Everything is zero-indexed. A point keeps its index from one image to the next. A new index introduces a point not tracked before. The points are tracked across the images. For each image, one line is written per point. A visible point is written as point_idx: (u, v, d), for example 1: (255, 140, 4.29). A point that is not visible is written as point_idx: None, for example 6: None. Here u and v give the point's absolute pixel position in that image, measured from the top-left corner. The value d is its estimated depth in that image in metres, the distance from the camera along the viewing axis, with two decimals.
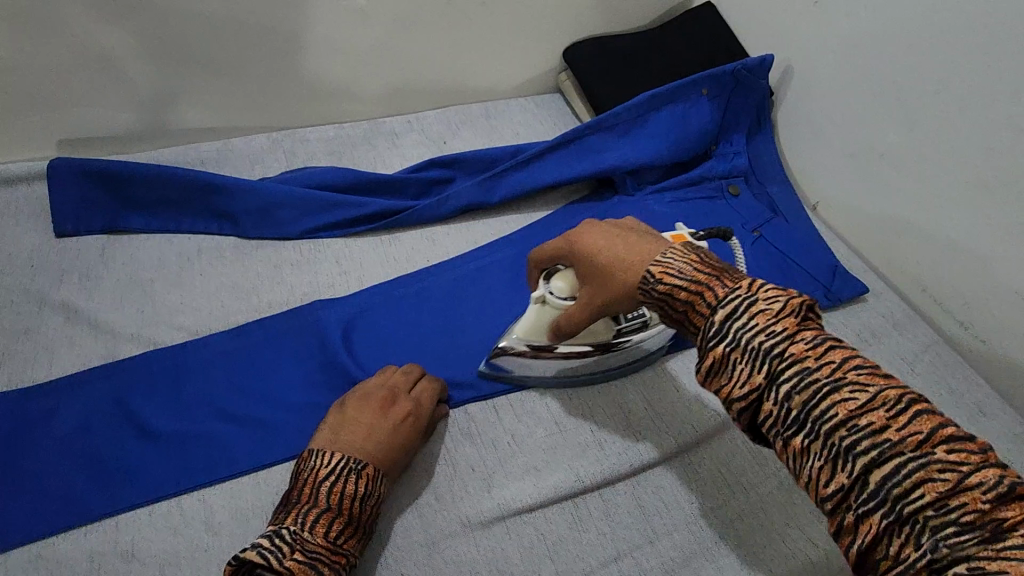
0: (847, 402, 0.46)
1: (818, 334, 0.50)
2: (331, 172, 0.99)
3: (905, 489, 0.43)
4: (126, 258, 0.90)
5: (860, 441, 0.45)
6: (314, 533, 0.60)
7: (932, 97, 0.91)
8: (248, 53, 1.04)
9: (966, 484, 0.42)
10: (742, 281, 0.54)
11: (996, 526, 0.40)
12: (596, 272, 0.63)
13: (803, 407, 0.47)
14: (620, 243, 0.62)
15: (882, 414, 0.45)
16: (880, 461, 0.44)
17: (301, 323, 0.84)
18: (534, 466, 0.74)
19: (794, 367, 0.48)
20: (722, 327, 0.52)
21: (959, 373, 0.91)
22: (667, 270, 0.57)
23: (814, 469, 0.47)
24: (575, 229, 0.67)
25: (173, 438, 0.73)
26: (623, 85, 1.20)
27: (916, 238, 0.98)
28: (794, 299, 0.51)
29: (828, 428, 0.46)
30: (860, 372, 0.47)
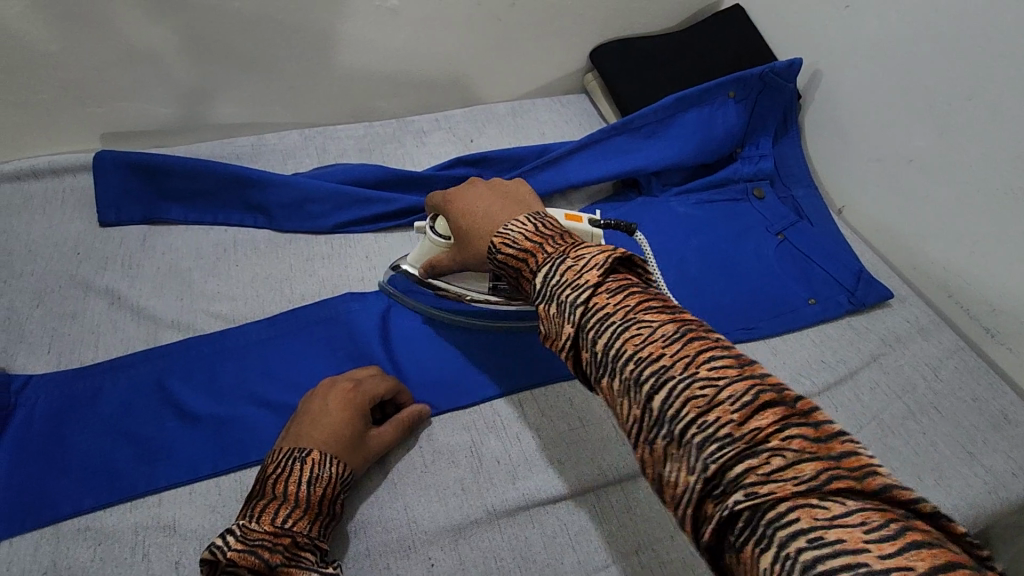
0: (634, 338, 0.49)
1: (621, 281, 0.53)
2: (361, 168, 1.02)
3: (678, 411, 0.45)
4: (165, 247, 0.94)
5: (645, 375, 0.47)
6: (261, 523, 0.58)
7: (964, 103, 0.91)
8: (283, 51, 1.07)
9: (721, 399, 0.44)
10: (563, 245, 0.58)
11: (756, 437, 0.42)
12: (464, 233, 0.74)
13: (601, 348, 0.50)
14: (483, 208, 0.71)
15: (664, 347, 0.48)
16: (657, 388, 0.47)
17: (332, 314, 0.87)
18: (557, 458, 0.75)
19: (594, 314, 0.51)
20: (545, 285, 0.56)
21: (984, 380, 0.89)
22: (505, 241, 0.62)
23: (616, 407, 0.50)
24: (457, 189, 0.76)
25: (211, 421, 0.75)
26: (649, 86, 1.21)
27: (945, 244, 0.97)
28: (602, 253, 0.55)
29: (620, 365, 0.49)
30: (649, 311, 0.50)
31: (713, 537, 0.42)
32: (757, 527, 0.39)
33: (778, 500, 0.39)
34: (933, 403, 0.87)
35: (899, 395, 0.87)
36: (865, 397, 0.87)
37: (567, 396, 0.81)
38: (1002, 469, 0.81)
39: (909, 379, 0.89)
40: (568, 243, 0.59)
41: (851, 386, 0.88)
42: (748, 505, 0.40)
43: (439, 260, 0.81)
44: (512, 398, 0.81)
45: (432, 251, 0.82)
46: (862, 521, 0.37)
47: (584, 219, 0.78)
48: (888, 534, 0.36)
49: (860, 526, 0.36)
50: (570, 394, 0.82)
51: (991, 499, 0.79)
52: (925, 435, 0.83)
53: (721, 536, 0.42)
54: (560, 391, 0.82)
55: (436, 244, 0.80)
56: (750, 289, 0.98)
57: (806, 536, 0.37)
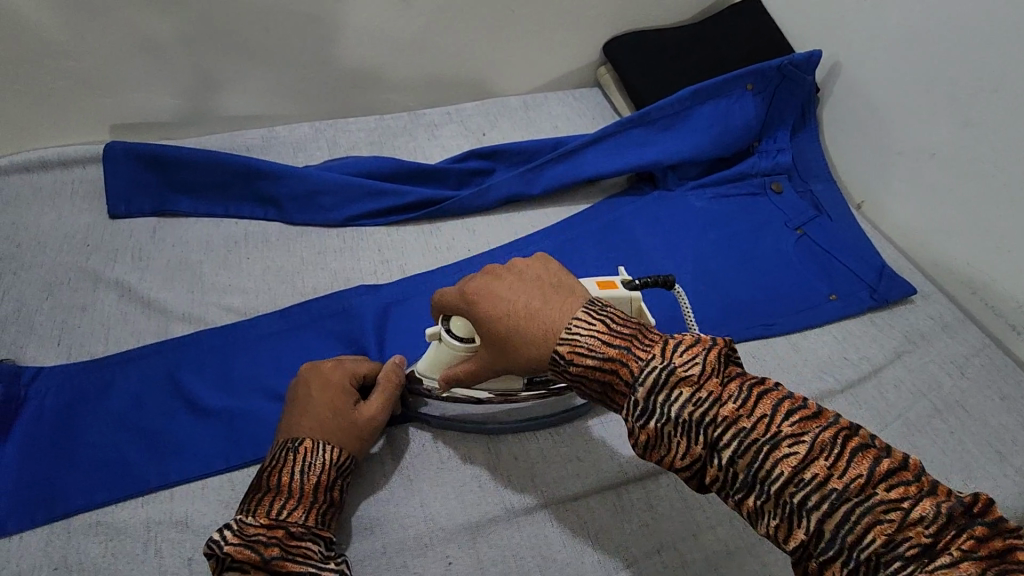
0: (788, 458, 0.47)
1: (743, 385, 0.52)
2: (373, 160, 1.00)
3: (858, 535, 0.44)
4: (176, 239, 0.93)
5: (807, 495, 0.46)
6: (257, 516, 0.58)
7: (989, 94, 0.89)
8: (294, 41, 1.06)
9: (909, 519, 0.43)
10: (654, 346, 0.54)
11: (939, 550, 0.42)
12: (500, 337, 0.61)
13: (750, 470, 0.48)
14: (523, 306, 0.59)
15: (822, 463, 0.47)
16: (830, 511, 0.45)
17: (345, 308, 0.85)
18: (575, 455, 0.74)
19: (731, 432, 0.50)
20: (650, 399, 0.52)
21: (1012, 378, 0.87)
22: (576, 348, 0.57)
23: (771, 528, 0.48)
24: (472, 285, 0.63)
25: (224, 415, 0.74)
26: (664, 79, 1.20)
27: (970, 239, 0.95)
28: (711, 354, 0.53)
29: (776, 488, 0.47)
30: (793, 423, 0.49)
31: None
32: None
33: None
34: (960, 402, 0.85)
35: (924, 393, 0.85)
36: (890, 395, 0.85)
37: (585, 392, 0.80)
38: None
39: (933, 376, 0.87)
40: (658, 343, 0.55)
41: (875, 384, 0.86)
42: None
43: (460, 369, 0.67)
44: None
45: (452, 356, 0.68)
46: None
47: (619, 284, 0.70)
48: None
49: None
50: None
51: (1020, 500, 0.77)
52: (952, 434, 0.81)
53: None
54: None
55: (456, 348, 0.67)
56: (769, 284, 0.96)
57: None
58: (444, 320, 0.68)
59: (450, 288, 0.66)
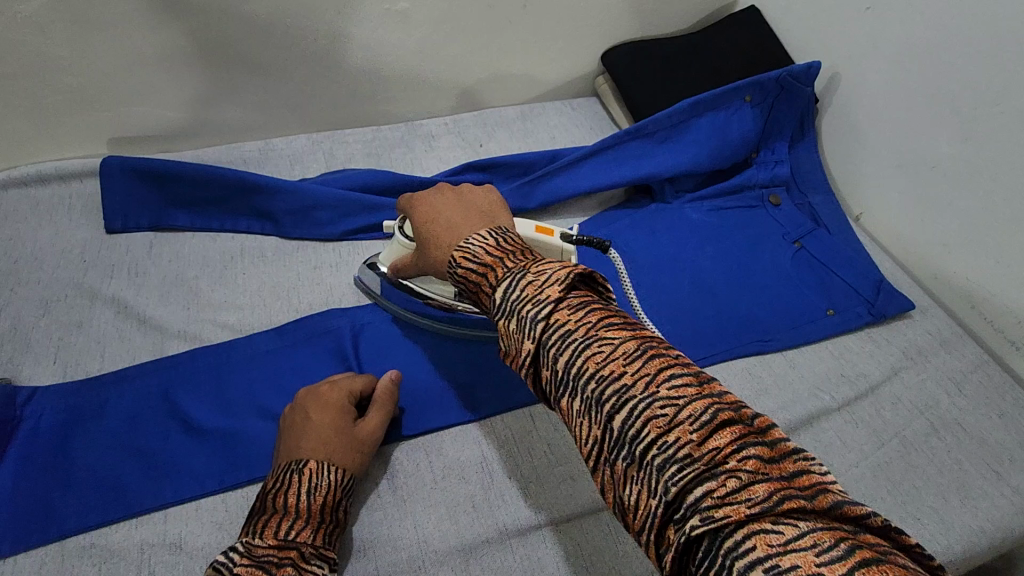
0: (596, 356, 0.46)
1: (581, 294, 0.50)
2: (370, 174, 1.00)
3: (641, 434, 0.42)
4: (172, 255, 0.93)
5: (603, 392, 0.45)
6: (265, 538, 0.58)
7: (989, 109, 0.88)
8: (292, 54, 1.06)
9: (685, 420, 0.42)
10: (524, 258, 0.55)
11: (712, 458, 0.40)
12: (422, 240, 0.67)
13: (563, 367, 0.47)
14: (444, 218, 0.65)
15: (621, 362, 0.45)
16: (619, 408, 0.44)
17: (340, 324, 0.86)
18: (568, 475, 0.74)
19: (556, 331, 0.48)
20: (501, 297, 0.52)
21: (1010, 395, 0.86)
22: (465, 254, 0.57)
23: (575, 426, 0.47)
24: (420, 194, 0.70)
25: (218, 435, 0.74)
26: (662, 90, 1.19)
27: (968, 254, 0.95)
28: (561, 267, 0.51)
29: (580, 383, 0.46)
30: (610, 328, 0.47)
31: (671, 564, 0.40)
32: (716, 556, 0.37)
33: (734, 526, 0.37)
34: (958, 420, 0.84)
35: (921, 410, 0.85)
36: (887, 413, 0.84)
37: None
38: None
39: (931, 394, 0.86)
40: (530, 257, 0.55)
41: (872, 401, 0.86)
42: (706, 532, 0.38)
43: (404, 263, 0.78)
44: (522, 412, 0.79)
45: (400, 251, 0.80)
46: (814, 543, 0.35)
47: (556, 233, 0.78)
48: (840, 554, 0.34)
49: (814, 549, 0.35)
50: None
51: (1018, 521, 0.76)
52: (949, 453, 0.81)
53: (679, 563, 0.40)
54: None
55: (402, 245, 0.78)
56: (766, 299, 0.96)
57: (764, 564, 0.35)
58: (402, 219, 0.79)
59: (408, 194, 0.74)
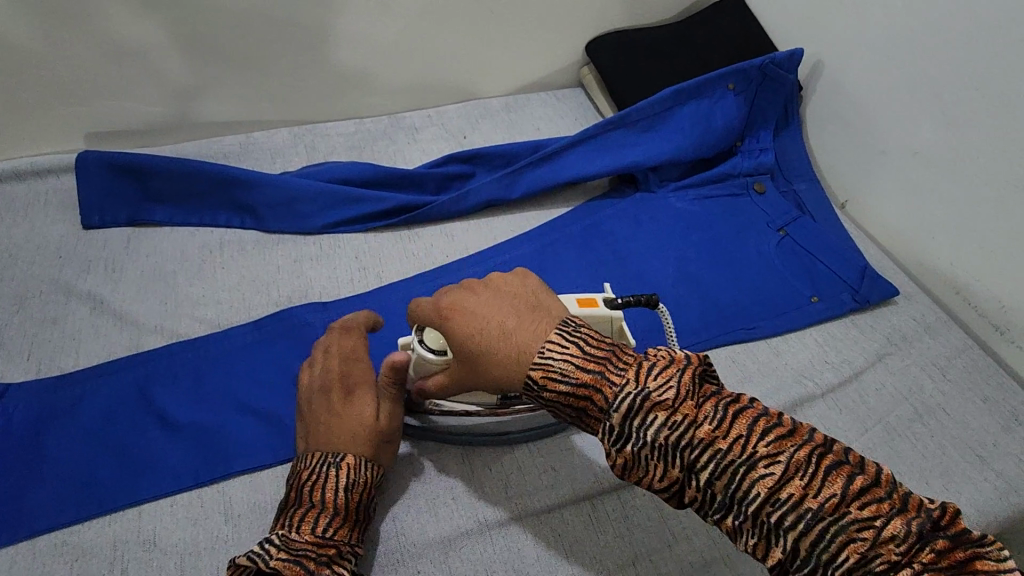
0: (764, 479, 0.48)
1: (719, 405, 0.51)
2: (350, 166, 0.99)
3: (831, 552, 0.45)
4: (150, 250, 0.92)
5: (783, 515, 0.47)
6: (301, 532, 0.58)
7: (970, 93, 0.88)
8: (272, 46, 1.05)
9: (880, 537, 0.44)
10: (629, 369, 0.53)
11: (905, 565, 0.43)
12: (473, 357, 0.61)
13: (727, 492, 0.49)
14: (497, 323, 0.60)
15: (796, 482, 0.47)
16: (805, 531, 0.46)
17: (319, 318, 0.84)
18: (550, 465, 0.73)
19: (708, 455, 0.49)
20: (630, 424, 0.51)
21: (994, 379, 0.86)
22: (548, 374, 0.55)
23: (750, 544, 0.49)
24: (446, 301, 0.62)
25: (195, 430, 0.73)
26: (646, 79, 1.18)
27: (952, 239, 0.94)
28: (685, 375, 0.52)
29: (752, 509, 0.48)
30: (768, 443, 0.49)
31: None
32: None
33: None
34: (942, 405, 0.84)
35: (904, 396, 0.84)
36: (871, 399, 0.84)
37: None
38: (1014, 472, 0.78)
39: (915, 379, 0.86)
40: (634, 364, 0.54)
41: (856, 388, 0.85)
42: None
43: (433, 383, 0.67)
44: None
45: (427, 368, 0.67)
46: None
47: (600, 302, 0.71)
48: None
49: None
50: None
51: (1001, 505, 0.76)
52: (932, 438, 0.80)
53: None
54: None
55: (428, 362, 0.66)
56: (750, 288, 0.95)
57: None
58: (419, 331, 0.67)
59: (422, 301, 0.65)
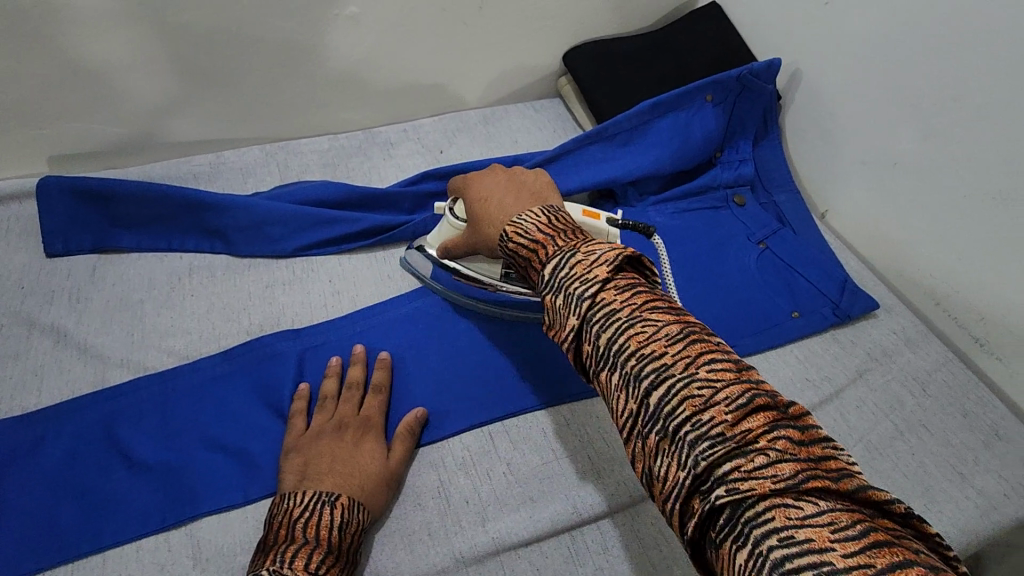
0: (638, 335, 0.49)
1: (631, 279, 0.54)
2: (324, 187, 0.97)
3: (673, 408, 0.46)
4: (117, 278, 0.89)
5: (643, 368, 0.48)
6: (295, 568, 0.55)
7: (947, 104, 0.87)
8: (242, 63, 1.02)
9: (718, 400, 0.45)
10: (575, 242, 0.59)
11: (743, 436, 0.43)
12: (476, 217, 0.75)
13: (605, 342, 0.51)
14: (499, 198, 0.73)
15: (661, 343, 0.48)
16: (660, 386, 0.47)
17: (292, 347, 0.82)
18: (529, 496, 0.72)
19: (602, 309, 0.52)
20: (551, 276, 0.56)
21: (974, 393, 0.86)
22: (517, 229, 0.63)
23: (613, 400, 0.50)
24: (476, 177, 0.78)
25: (163, 469, 0.71)
26: (624, 90, 1.17)
27: (930, 251, 0.94)
28: (609, 251, 0.55)
29: (622, 359, 0.50)
30: (654, 310, 0.51)
31: (694, 531, 0.44)
32: (738, 525, 0.42)
33: (757, 498, 0.41)
34: (922, 421, 0.83)
35: (885, 413, 0.84)
36: (851, 417, 0.83)
37: (538, 428, 0.78)
38: (994, 490, 0.78)
39: (895, 395, 0.86)
40: (579, 238, 0.59)
41: (837, 405, 0.84)
42: (730, 501, 0.42)
43: (451, 244, 0.81)
44: (482, 431, 0.77)
45: (449, 234, 0.83)
46: (830, 521, 0.39)
47: (602, 217, 0.78)
48: (855, 534, 0.38)
49: (829, 526, 0.39)
50: (542, 424, 0.78)
51: (983, 523, 0.75)
52: (913, 456, 0.80)
53: (700, 528, 0.44)
54: (531, 422, 0.78)
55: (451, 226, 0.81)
56: (731, 304, 0.94)
57: (780, 534, 0.39)
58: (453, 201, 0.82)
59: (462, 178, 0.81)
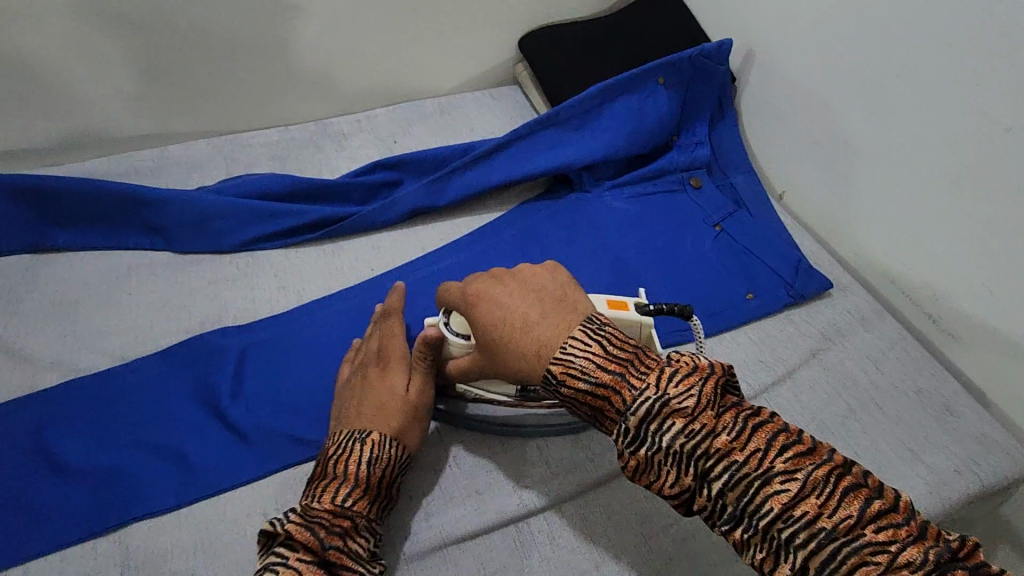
0: (779, 495, 0.47)
1: (739, 417, 0.51)
2: (268, 180, 0.94)
3: (843, 574, 0.44)
4: (50, 279, 0.86)
5: (794, 532, 0.46)
6: (323, 501, 0.60)
7: (894, 80, 0.87)
8: (181, 53, 0.99)
9: (895, 564, 0.43)
10: (650, 374, 0.53)
11: None
12: (491, 345, 0.62)
13: (739, 503, 0.48)
14: (521, 314, 0.61)
15: (813, 501, 0.46)
16: (818, 549, 0.45)
17: (231, 346, 0.79)
18: (476, 490, 0.70)
19: (722, 466, 0.49)
20: (644, 427, 0.51)
21: (927, 369, 0.85)
22: (569, 370, 0.55)
23: (760, 561, 0.48)
24: (476, 288, 0.65)
25: (93, 475, 0.68)
26: (579, 74, 1.15)
27: (884, 229, 0.93)
28: (707, 384, 0.52)
29: (763, 522, 0.47)
30: (787, 459, 0.48)
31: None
32: None
33: None
34: (875, 399, 0.83)
35: (839, 392, 0.83)
36: (805, 398, 0.83)
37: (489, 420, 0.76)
38: (945, 466, 0.77)
39: (849, 374, 0.85)
40: (653, 367, 0.54)
41: (790, 387, 0.84)
42: None
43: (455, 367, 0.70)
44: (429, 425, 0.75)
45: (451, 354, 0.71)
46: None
47: (630, 304, 0.70)
48: None
49: None
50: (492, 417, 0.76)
51: (934, 500, 0.75)
52: (865, 435, 0.79)
53: None
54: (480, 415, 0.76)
55: (453, 346, 0.69)
56: (685, 288, 0.93)
57: None
58: (446, 313, 0.70)
59: (454, 284, 0.68)
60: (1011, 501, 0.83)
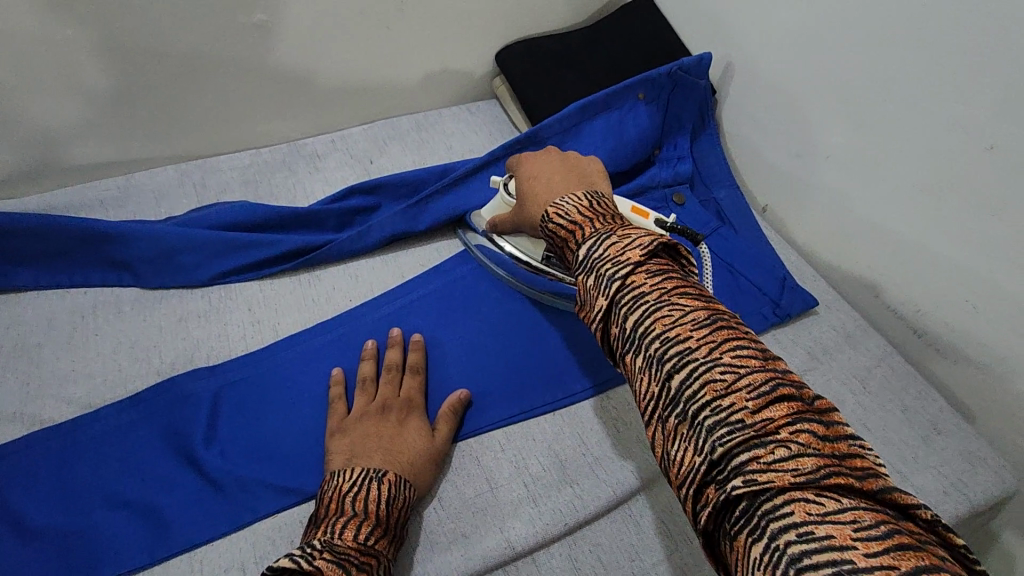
0: (665, 319, 0.48)
1: (662, 263, 0.52)
2: (239, 210, 0.91)
3: (695, 393, 0.45)
4: (11, 322, 0.82)
5: (665, 351, 0.47)
6: (345, 539, 0.57)
7: (873, 96, 0.86)
8: (144, 79, 0.95)
9: (744, 390, 0.43)
10: (611, 226, 0.57)
11: (764, 427, 0.42)
12: (522, 195, 0.76)
13: (629, 324, 0.50)
14: (547, 177, 0.73)
15: (691, 329, 0.47)
16: (681, 368, 0.46)
17: (203, 388, 0.76)
18: (460, 532, 0.68)
19: (628, 290, 0.50)
20: (584, 257, 0.55)
21: (913, 386, 0.85)
22: (558, 210, 0.62)
23: (635, 382, 0.49)
24: (528, 156, 0.79)
25: (59, 535, 0.65)
26: (558, 89, 1.13)
27: (867, 244, 0.93)
28: (647, 234, 0.54)
29: (647, 343, 0.48)
30: (685, 296, 0.49)
31: (707, 522, 0.43)
32: (752, 515, 0.39)
33: (774, 491, 0.39)
34: (862, 420, 0.82)
35: None
36: None
37: (473, 457, 0.74)
38: (932, 488, 0.77)
39: (836, 394, 0.85)
40: (617, 223, 0.58)
41: None
42: (740, 487, 0.40)
43: (502, 219, 0.84)
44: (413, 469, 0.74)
45: (501, 209, 0.85)
46: (855, 520, 0.36)
47: (651, 217, 0.82)
48: (878, 535, 0.35)
49: (851, 524, 0.36)
50: (476, 454, 0.75)
51: None
52: None
53: (710, 510, 0.42)
54: (465, 452, 0.75)
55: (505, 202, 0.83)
56: None
57: (798, 529, 0.37)
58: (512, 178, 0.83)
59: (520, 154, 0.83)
60: (998, 517, 0.83)
